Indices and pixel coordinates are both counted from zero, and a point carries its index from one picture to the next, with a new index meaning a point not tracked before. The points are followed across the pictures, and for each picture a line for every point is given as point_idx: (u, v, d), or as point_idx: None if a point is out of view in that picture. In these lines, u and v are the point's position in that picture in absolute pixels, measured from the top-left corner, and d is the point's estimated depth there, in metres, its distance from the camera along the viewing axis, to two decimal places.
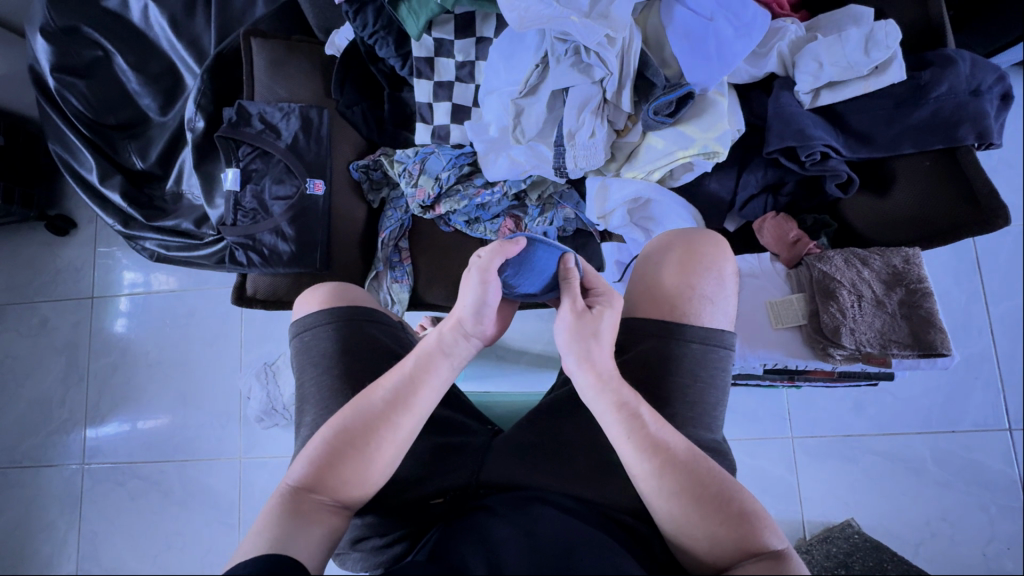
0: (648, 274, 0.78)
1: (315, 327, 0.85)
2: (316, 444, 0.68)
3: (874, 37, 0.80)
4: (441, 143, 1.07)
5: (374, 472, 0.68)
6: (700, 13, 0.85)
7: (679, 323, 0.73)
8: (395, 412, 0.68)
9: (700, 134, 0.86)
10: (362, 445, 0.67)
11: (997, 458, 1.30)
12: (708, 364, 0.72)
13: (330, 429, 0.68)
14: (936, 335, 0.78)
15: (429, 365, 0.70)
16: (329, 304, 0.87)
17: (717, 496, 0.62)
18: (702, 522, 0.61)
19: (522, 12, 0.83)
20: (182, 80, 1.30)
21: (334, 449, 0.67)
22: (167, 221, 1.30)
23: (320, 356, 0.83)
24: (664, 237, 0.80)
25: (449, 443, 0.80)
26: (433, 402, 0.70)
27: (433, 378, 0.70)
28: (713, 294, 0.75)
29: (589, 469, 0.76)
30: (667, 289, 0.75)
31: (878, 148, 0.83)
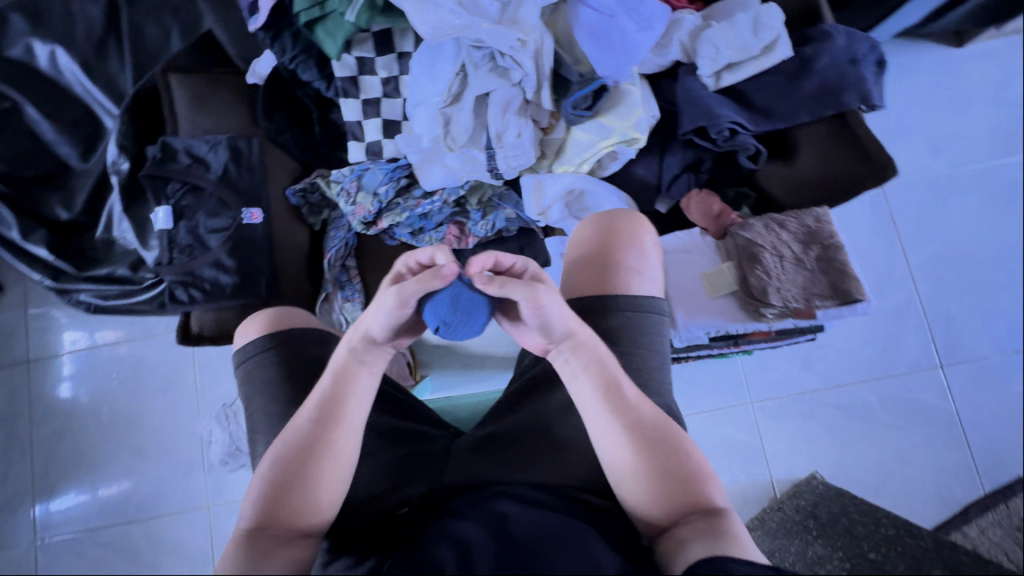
0: (579, 253, 0.81)
1: (260, 355, 0.85)
2: (261, 482, 0.68)
3: (760, 20, 0.88)
4: (376, 159, 1.08)
5: (322, 492, 0.68)
6: (602, 12, 0.90)
7: (611, 296, 0.76)
8: (326, 428, 0.69)
9: (618, 122, 0.91)
10: (303, 468, 0.67)
11: (934, 394, 1.40)
12: (645, 330, 0.77)
13: (269, 464, 0.68)
14: (851, 284, 0.85)
15: (348, 377, 0.72)
16: (270, 329, 0.86)
17: (660, 462, 0.66)
18: (646, 487, 0.66)
19: (435, 24, 0.86)
20: (101, 124, 1.27)
21: (278, 481, 0.67)
22: (100, 269, 1.26)
23: (266, 385, 0.84)
24: (587, 224, 0.83)
25: (409, 453, 0.81)
26: (362, 409, 0.72)
27: (357, 388, 0.72)
28: (637, 265, 0.79)
29: (548, 453, 0.78)
30: (594, 266, 0.79)
31: (779, 120, 0.90)
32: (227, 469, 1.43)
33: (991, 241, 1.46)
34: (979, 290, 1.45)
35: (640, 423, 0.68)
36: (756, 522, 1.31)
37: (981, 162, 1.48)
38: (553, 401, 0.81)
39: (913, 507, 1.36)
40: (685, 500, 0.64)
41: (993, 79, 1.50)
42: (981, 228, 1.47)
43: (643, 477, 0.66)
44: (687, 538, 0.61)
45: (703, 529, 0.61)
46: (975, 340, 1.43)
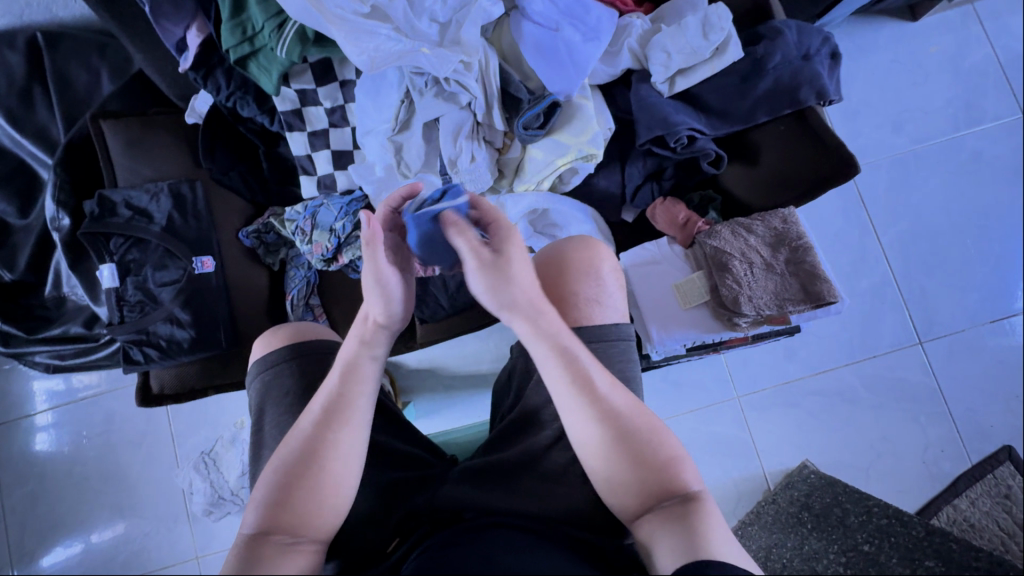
0: (541, 289, 0.77)
1: (279, 366, 0.79)
2: (264, 485, 0.61)
3: (709, 22, 0.85)
4: (329, 193, 1.04)
5: (331, 494, 0.61)
6: (546, 25, 0.86)
7: (574, 330, 0.75)
8: (331, 428, 0.63)
9: (574, 139, 0.88)
10: (309, 470, 0.61)
11: (917, 371, 1.41)
12: (612, 359, 0.75)
13: (273, 466, 0.62)
14: (823, 286, 0.82)
15: (354, 369, 0.66)
16: (292, 342, 0.81)
17: (632, 447, 0.63)
18: (622, 479, 0.63)
19: (371, 53, 0.81)
20: (37, 175, 1.20)
21: (283, 483, 0.60)
22: (53, 329, 1.19)
23: (283, 396, 0.77)
24: (543, 253, 0.80)
25: (407, 476, 0.77)
26: (368, 406, 0.66)
27: (362, 383, 0.66)
28: (597, 295, 0.76)
29: (535, 484, 0.74)
30: (552, 300, 0.76)
31: (736, 121, 0.87)
32: (212, 519, 1.38)
33: (959, 213, 1.47)
34: (952, 263, 1.45)
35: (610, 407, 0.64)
36: (751, 517, 1.31)
37: (944, 135, 1.48)
38: (535, 436, 0.78)
39: (903, 485, 1.37)
40: (657, 489, 0.61)
41: (949, 50, 1.50)
42: (949, 201, 1.47)
43: (618, 467, 0.63)
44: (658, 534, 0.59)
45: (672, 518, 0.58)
46: (951, 313, 1.43)
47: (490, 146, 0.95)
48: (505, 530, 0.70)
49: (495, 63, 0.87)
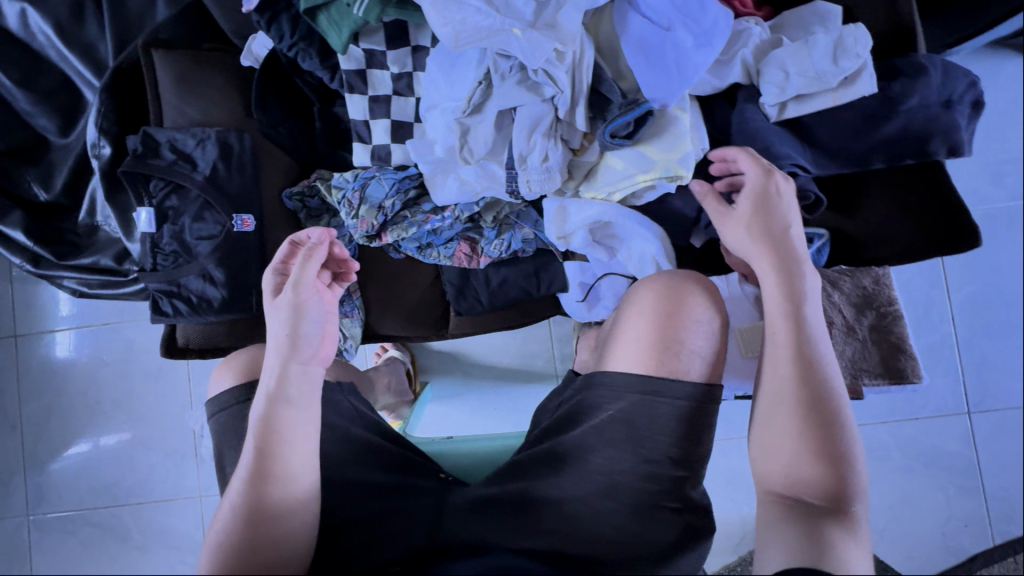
0: (639, 326, 0.76)
1: (231, 407, 0.79)
2: (213, 538, 0.67)
3: (843, 44, 0.74)
4: (382, 165, 0.97)
5: (276, 541, 0.66)
6: (656, 21, 0.77)
7: (663, 380, 0.72)
8: (263, 479, 0.68)
9: (661, 156, 0.79)
10: (248, 523, 0.66)
11: (957, 441, 1.34)
12: (691, 422, 0.73)
13: (219, 522, 0.67)
14: (905, 362, 0.77)
15: (277, 416, 0.71)
16: (245, 378, 0.81)
17: (822, 448, 0.60)
18: (800, 455, 0.61)
19: (458, 27, 0.74)
20: (81, 95, 1.14)
21: (226, 540, 0.66)
22: (83, 258, 1.17)
23: (240, 436, 0.78)
24: (649, 288, 0.78)
25: (396, 507, 0.76)
26: (300, 444, 0.71)
27: (287, 429, 0.70)
28: (698, 348, 0.74)
29: (547, 527, 0.74)
30: (656, 343, 0.74)
31: (846, 162, 0.77)
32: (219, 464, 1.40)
33: None
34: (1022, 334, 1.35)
35: (815, 393, 0.62)
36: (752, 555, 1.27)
37: None
38: (559, 480, 0.75)
39: (916, 552, 1.32)
40: (817, 479, 0.60)
41: None
42: None
43: (788, 453, 0.62)
44: (770, 535, 0.59)
45: (810, 535, 0.56)
46: (1008, 387, 1.34)
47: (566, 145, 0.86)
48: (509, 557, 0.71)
49: (588, 56, 0.78)
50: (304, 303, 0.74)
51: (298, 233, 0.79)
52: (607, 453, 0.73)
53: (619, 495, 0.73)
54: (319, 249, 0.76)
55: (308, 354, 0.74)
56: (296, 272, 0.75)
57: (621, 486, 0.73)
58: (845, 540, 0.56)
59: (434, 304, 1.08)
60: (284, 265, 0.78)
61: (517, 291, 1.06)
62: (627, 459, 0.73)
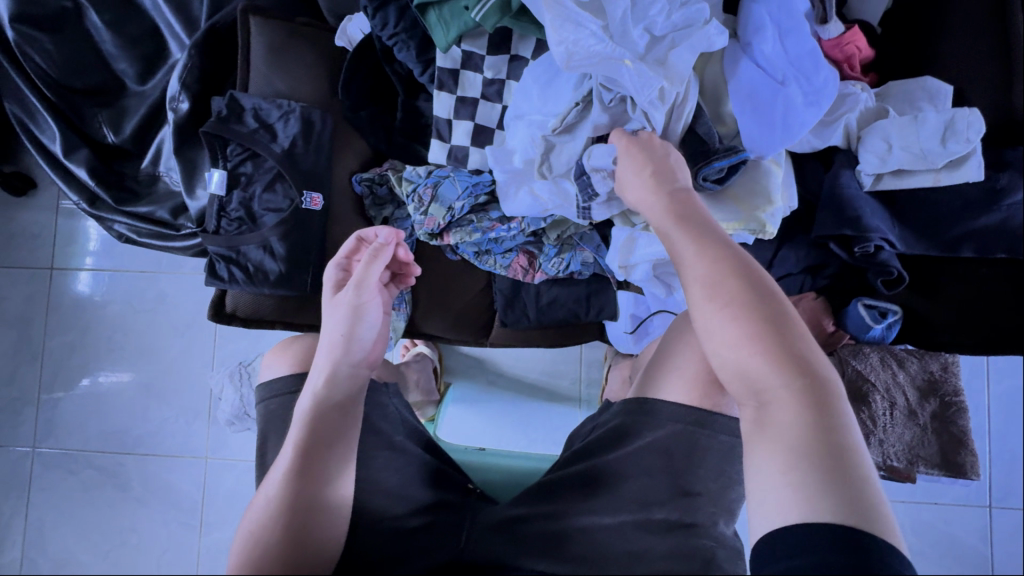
0: (686, 353, 0.75)
1: (283, 394, 0.78)
2: (245, 535, 0.64)
3: (954, 126, 0.72)
4: (457, 166, 0.96)
5: (308, 538, 0.64)
6: (768, 72, 0.76)
7: (709, 414, 0.72)
8: (301, 473, 0.66)
9: (748, 208, 0.78)
10: (285, 520, 0.64)
11: (974, 534, 1.31)
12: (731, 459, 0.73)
13: (253, 521, 0.65)
14: (964, 458, 0.78)
15: (324, 412, 0.70)
16: (301, 367, 0.80)
17: (770, 350, 0.55)
18: (761, 375, 0.55)
19: (570, 46, 0.74)
20: (165, 46, 1.14)
21: (260, 537, 0.63)
22: (140, 206, 1.17)
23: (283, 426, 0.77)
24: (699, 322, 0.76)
25: (423, 521, 0.74)
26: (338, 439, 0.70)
27: (331, 425, 0.70)
28: None
29: (574, 558, 0.70)
30: (701, 375, 0.72)
31: (936, 245, 0.76)
32: (231, 429, 1.39)
33: None
34: None
35: (740, 302, 0.57)
36: None
37: None
38: (592, 506, 0.73)
39: None
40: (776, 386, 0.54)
41: None
42: None
43: (738, 373, 0.57)
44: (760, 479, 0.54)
45: (790, 466, 0.52)
46: None
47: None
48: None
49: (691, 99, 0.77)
50: (364, 304, 0.73)
51: (366, 230, 0.77)
52: (644, 482, 0.73)
53: (654, 535, 0.71)
54: (388, 250, 0.75)
55: (359, 354, 0.73)
56: (360, 273, 0.73)
57: (653, 511, 0.72)
58: (827, 460, 0.51)
59: (481, 312, 1.07)
60: (348, 260, 0.78)
61: (566, 312, 1.05)
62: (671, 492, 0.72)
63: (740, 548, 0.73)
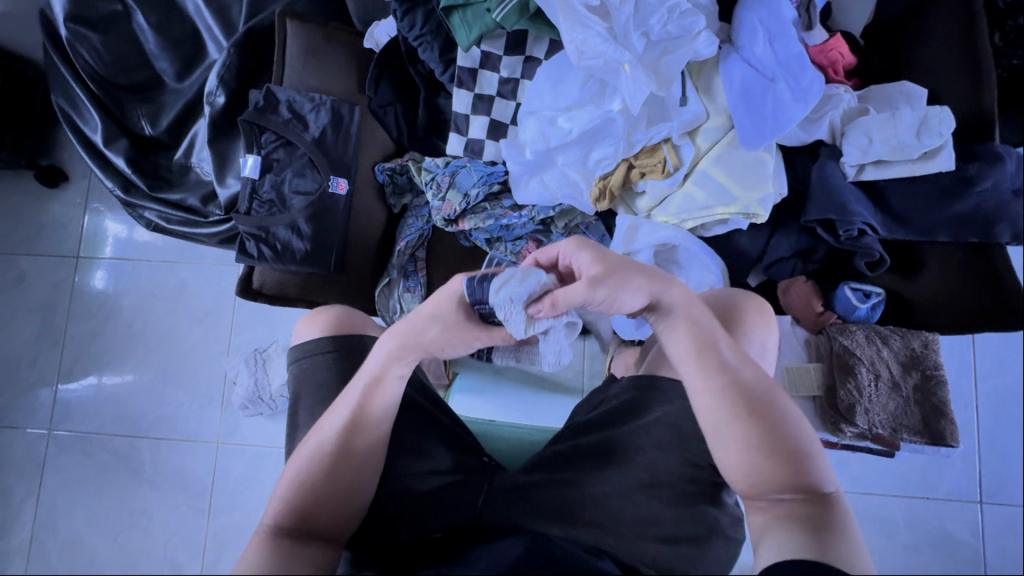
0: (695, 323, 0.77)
1: (315, 355, 0.84)
2: (285, 487, 0.70)
3: (927, 122, 0.80)
4: (473, 158, 1.05)
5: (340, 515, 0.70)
6: (760, 71, 0.85)
7: None
8: (339, 464, 0.71)
9: (743, 193, 0.86)
10: (321, 490, 0.69)
11: (966, 528, 1.34)
12: None
13: (290, 483, 0.70)
14: (946, 426, 0.84)
15: (362, 427, 0.73)
16: (335, 333, 0.85)
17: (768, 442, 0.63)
18: (765, 462, 0.62)
19: (580, 45, 0.83)
20: (204, 47, 1.23)
21: (298, 495, 0.69)
22: (172, 194, 1.24)
23: (319, 389, 0.82)
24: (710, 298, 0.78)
25: (449, 482, 0.79)
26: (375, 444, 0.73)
27: (374, 428, 0.73)
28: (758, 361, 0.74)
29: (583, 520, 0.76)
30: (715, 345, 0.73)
31: (913, 231, 0.83)
32: (244, 413, 1.44)
33: None
34: None
35: (744, 395, 0.64)
36: None
37: None
38: (603, 476, 0.78)
39: None
40: (782, 474, 0.62)
41: None
42: None
43: (747, 460, 0.63)
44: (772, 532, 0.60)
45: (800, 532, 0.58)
46: None
47: (628, 165, 0.94)
48: (560, 537, 0.74)
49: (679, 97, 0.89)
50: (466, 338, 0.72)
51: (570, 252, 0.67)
52: (653, 453, 0.77)
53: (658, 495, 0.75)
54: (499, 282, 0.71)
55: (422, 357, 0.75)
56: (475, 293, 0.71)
57: (661, 479, 0.76)
58: (829, 529, 0.58)
59: None
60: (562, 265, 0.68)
61: None
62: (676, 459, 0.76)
63: (740, 514, 0.77)
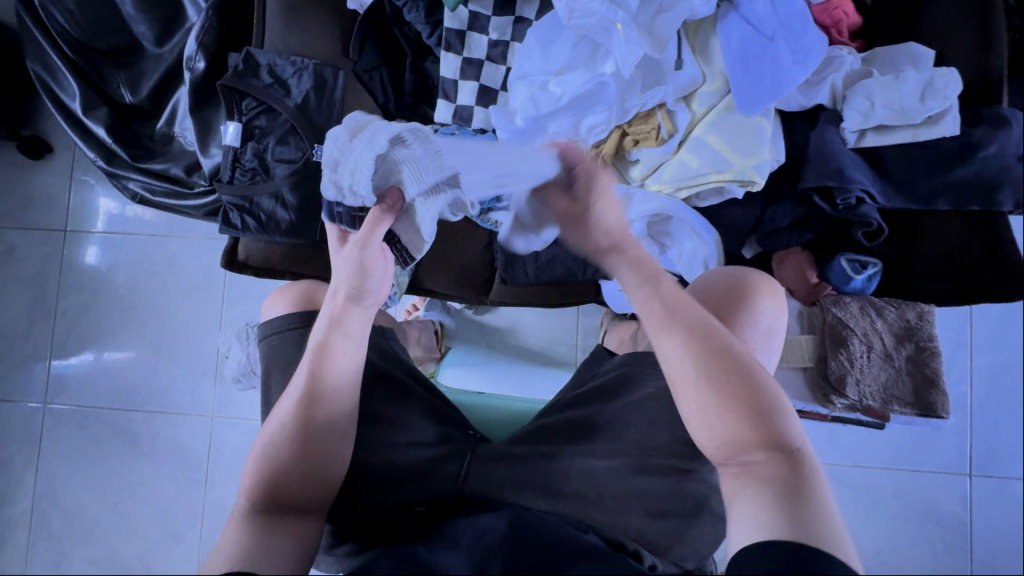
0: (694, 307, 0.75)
1: (283, 331, 0.82)
2: (256, 461, 0.71)
3: (932, 84, 0.77)
4: (462, 126, 1.00)
5: (311, 485, 0.70)
6: (759, 31, 0.81)
7: None
8: (301, 431, 0.70)
9: (739, 159, 0.83)
10: (289, 462, 0.70)
11: (954, 500, 1.35)
12: None
13: (260, 458, 0.70)
14: (936, 398, 0.83)
15: (320, 388, 0.72)
16: (298, 308, 0.84)
17: (739, 404, 0.61)
18: (733, 425, 0.61)
19: (571, 3, 0.81)
20: (182, 9, 1.18)
21: (266, 469, 0.69)
22: (155, 163, 1.21)
23: (287, 364, 0.81)
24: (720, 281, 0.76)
25: (433, 455, 0.79)
26: (340, 407, 0.73)
27: (331, 389, 0.73)
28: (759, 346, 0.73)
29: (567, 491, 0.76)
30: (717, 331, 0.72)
31: (913, 200, 0.81)
32: (237, 387, 1.44)
33: None
34: None
35: (705, 358, 0.63)
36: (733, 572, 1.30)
37: None
38: (588, 449, 0.78)
39: None
40: (756, 441, 0.60)
41: None
42: None
43: (720, 425, 0.62)
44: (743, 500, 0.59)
45: (778, 506, 0.56)
46: (1015, 457, 1.35)
47: (620, 132, 0.91)
48: (539, 505, 0.76)
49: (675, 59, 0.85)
50: (370, 263, 0.76)
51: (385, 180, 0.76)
52: (643, 431, 0.77)
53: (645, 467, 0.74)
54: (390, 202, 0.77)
55: (370, 303, 0.78)
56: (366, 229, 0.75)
57: (649, 455, 0.76)
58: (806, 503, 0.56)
59: (482, 269, 1.12)
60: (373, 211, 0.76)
61: (564, 270, 1.08)
62: (664, 431, 0.76)
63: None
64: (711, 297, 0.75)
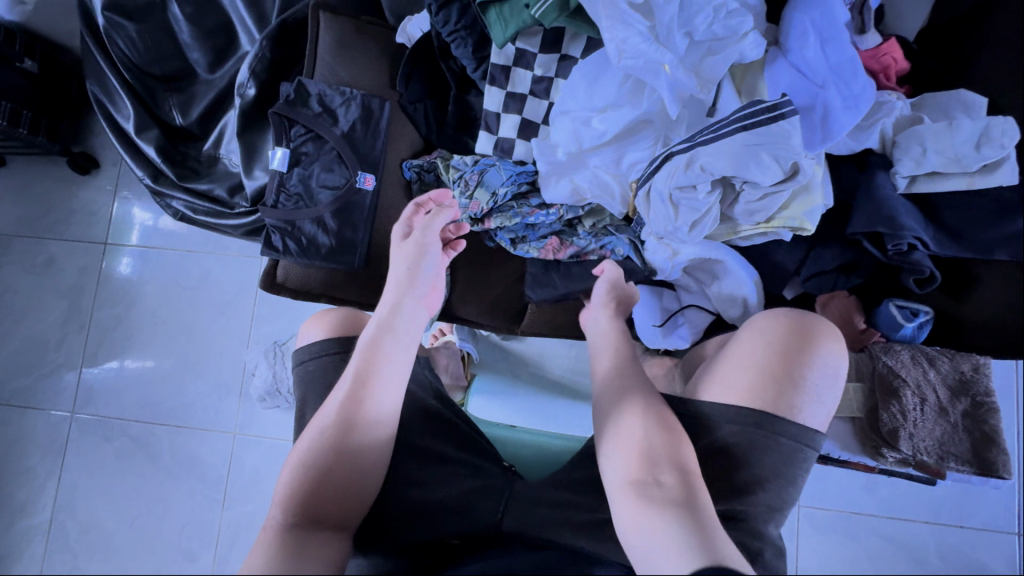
0: (756, 348, 0.76)
1: (320, 357, 0.83)
2: (291, 469, 0.68)
3: (988, 134, 0.75)
4: (503, 157, 1.02)
5: (346, 494, 0.68)
6: (809, 78, 0.81)
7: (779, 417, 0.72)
8: (342, 432, 0.69)
9: (790, 206, 0.81)
10: (326, 466, 0.67)
11: (1004, 562, 1.27)
12: (791, 462, 0.73)
13: (297, 464, 0.68)
14: (995, 455, 0.80)
15: (371, 376, 0.72)
16: (335, 333, 0.85)
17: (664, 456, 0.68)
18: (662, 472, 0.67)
19: (621, 45, 0.80)
20: (236, 40, 1.24)
21: (305, 475, 0.67)
22: (200, 183, 1.24)
23: (324, 388, 0.81)
24: (781, 322, 0.77)
25: (468, 486, 0.77)
26: (389, 399, 0.73)
27: (385, 381, 0.73)
28: (817, 388, 0.74)
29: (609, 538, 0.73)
30: (775, 374, 0.73)
31: (969, 248, 0.78)
32: (262, 406, 1.44)
33: None
34: None
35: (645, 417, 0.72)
36: None
37: None
38: None
39: None
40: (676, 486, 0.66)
41: None
42: None
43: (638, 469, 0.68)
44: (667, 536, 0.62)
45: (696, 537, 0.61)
46: None
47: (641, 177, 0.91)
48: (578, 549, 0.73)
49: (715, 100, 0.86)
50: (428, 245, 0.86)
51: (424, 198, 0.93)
52: None
53: None
54: (450, 209, 0.91)
55: (420, 292, 0.83)
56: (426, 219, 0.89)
57: None
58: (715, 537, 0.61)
59: (515, 299, 1.10)
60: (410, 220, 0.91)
61: None
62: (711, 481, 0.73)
63: (782, 548, 0.74)
64: (767, 336, 0.76)
